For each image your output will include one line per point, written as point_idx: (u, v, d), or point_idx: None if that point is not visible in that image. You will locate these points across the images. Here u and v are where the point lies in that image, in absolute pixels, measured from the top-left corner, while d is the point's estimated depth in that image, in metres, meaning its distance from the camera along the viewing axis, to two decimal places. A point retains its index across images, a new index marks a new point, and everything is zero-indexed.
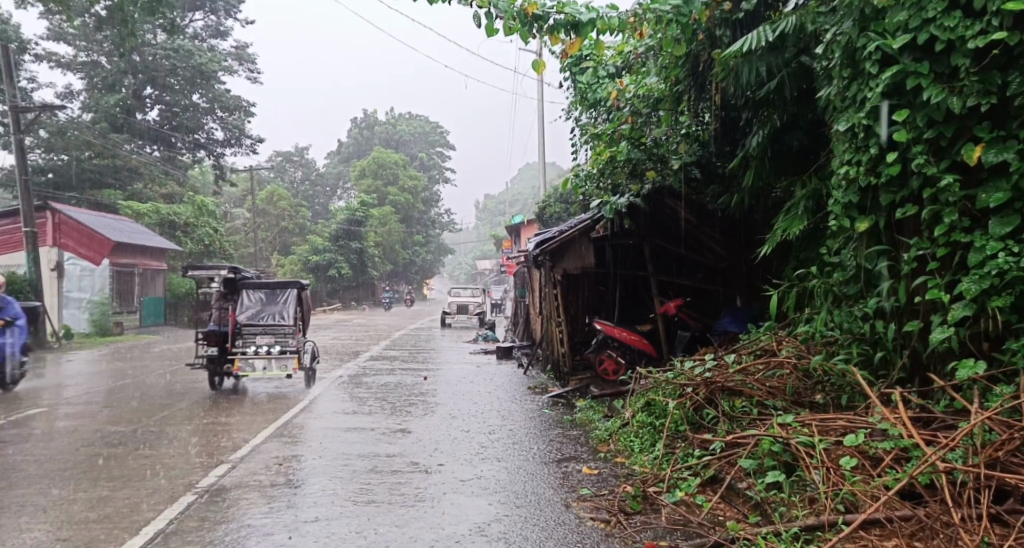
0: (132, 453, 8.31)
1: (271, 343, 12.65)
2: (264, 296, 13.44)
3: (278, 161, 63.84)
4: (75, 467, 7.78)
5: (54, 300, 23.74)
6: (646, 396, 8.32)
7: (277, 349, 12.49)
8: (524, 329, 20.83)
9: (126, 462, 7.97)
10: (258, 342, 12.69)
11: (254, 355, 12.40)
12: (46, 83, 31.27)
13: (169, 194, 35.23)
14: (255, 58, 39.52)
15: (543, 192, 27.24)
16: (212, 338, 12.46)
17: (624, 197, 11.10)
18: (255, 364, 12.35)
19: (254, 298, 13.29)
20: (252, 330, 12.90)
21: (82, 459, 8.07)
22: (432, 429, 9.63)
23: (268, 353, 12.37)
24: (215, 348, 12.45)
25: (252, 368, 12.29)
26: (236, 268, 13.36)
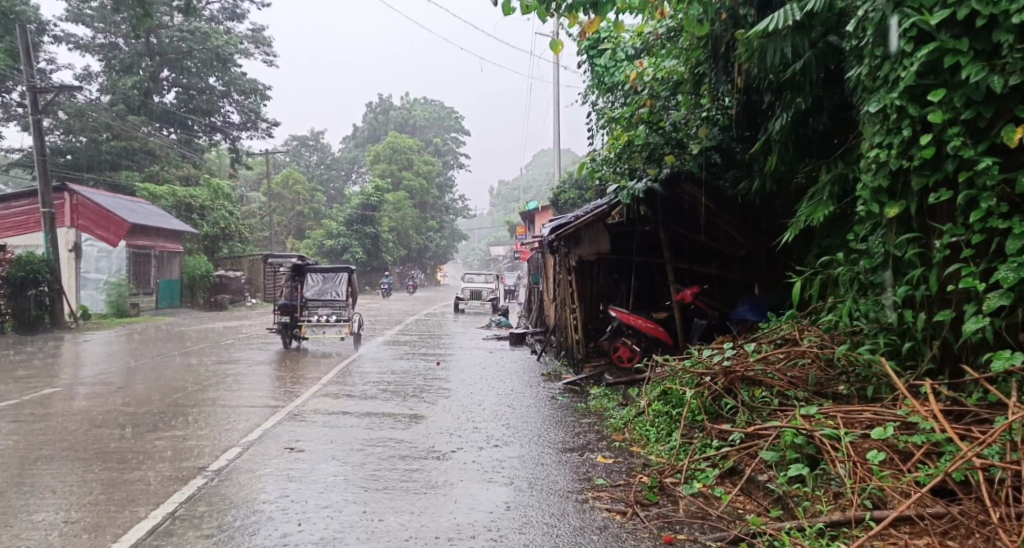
0: (143, 435, 8.21)
1: (330, 313, 16.38)
2: (322, 277, 17.13)
3: (294, 145, 63.78)
4: (86, 448, 7.69)
5: (71, 282, 23.78)
6: (662, 385, 8.13)
7: (335, 317, 16.14)
8: (537, 316, 20.68)
9: (137, 443, 7.85)
10: (321, 313, 16.41)
11: (319, 322, 15.99)
12: (64, 64, 31.22)
13: (185, 176, 35.00)
14: (271, 41, 39.39)
15: (558, 178, 27.02)
16: (286, 309, 15.85)
17: (641, 181, 10.89)
18: (320, 330, 15.94)
19: (315, 279, 17.01)
20: (315, 303, 16.64)
21: (94, 440, 7.98)
22: (443, 415, 9.49)
23: (330, 321, 15.99)
24: (287, 317, 15.89)
25: (318, 333, 15.87)
26: (301, 255, 16.92)
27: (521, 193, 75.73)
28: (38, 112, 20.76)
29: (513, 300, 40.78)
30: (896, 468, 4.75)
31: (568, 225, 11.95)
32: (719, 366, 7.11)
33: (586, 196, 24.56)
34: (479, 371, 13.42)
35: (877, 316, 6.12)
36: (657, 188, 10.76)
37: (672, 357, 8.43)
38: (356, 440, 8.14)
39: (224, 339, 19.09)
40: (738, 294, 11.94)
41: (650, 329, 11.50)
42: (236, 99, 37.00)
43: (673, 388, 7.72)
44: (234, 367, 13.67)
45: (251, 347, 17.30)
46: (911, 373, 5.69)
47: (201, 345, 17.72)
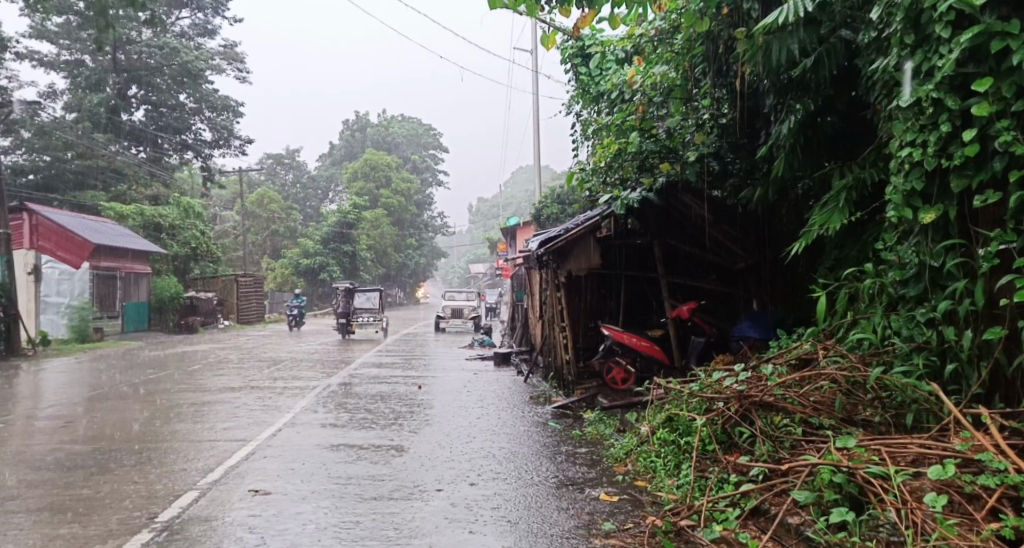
0: (96, 479, 7.49)
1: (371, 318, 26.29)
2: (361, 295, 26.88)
3: (269, 164, 62.97)
4: (29, 496, 6.97)
5: (30, 306, 22.73)
6: (665, 410, 7.50)
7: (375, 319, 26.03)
8: (521, 335, 20.01)
9: (85, 488, 7.09)
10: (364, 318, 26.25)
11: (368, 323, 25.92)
12: (28, 81, 30.30)
13: (155, 196, 33.61)
14: (243, 57, 38.66)
15: (540, 193, 26.44)
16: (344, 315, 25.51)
17: (636, 192, 10.25)
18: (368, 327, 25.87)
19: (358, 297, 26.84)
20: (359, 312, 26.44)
21: (41, 486, 7.26)
22: (429, 445, 8.82)
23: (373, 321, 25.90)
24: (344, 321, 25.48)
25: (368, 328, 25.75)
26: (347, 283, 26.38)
27: (500, 210, 75.20)
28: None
29: (495, 317, 40.08)
30: (964, 516, 4.12)
31: (556, 240, 11.30)
32: (730, 390, 6.49)
33: (569, 210, 23.98)
34: (462, 395, 12.72)
35: (911, 334, 5.50)
36: (652, 198, 10.13)
37: (676, 380, 7.81)
38: (334, 478, 7.42)
39: (194, 364, 18.34)
40: (737, 311, 11.44)
41: (646, 348, 10.92)
42: (208, 115, 36.44)
43: (680, 413, 7.08)
44: (201, 395, 12.93)
45: (221, 372, 16.53)
46: (956, 399, 5.09)
47: (169, 371, 16.95)
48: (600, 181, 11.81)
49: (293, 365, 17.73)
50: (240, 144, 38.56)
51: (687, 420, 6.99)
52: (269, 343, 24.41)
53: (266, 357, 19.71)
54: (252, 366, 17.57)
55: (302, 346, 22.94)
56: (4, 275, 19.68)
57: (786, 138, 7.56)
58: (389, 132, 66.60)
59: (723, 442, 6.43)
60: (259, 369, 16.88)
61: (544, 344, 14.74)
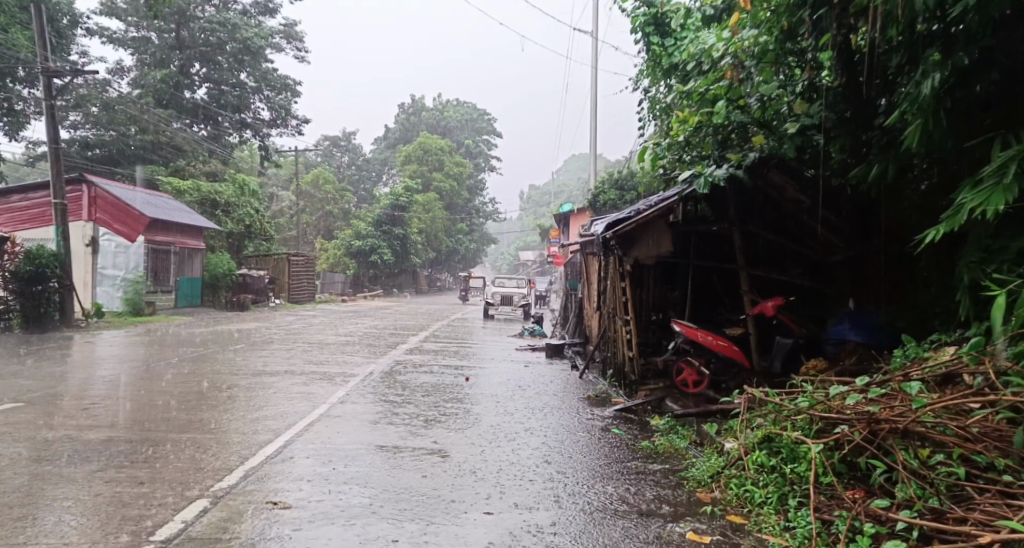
0: (113, 478, 6.45)
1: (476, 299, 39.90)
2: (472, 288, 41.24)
3: (325, 145, 62.44)
4: (35, 500, 5.93)
5: (86, 277, 22.61)
6: (761, 427, 6.17)
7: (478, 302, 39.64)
8: (575, 326, 18.67)
9: (96, 495, 6.05)
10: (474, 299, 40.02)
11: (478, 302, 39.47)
12: (98, 57, 29.82)
13: (212, 172, 32.82)
14: (303, 36, 37.81)
15: (599, 179, 25.02)
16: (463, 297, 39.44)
17: (722, 168, 8.86)
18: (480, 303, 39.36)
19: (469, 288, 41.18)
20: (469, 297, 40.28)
21: (47, 488, 6.19)
22: (474, 453, 7.64)
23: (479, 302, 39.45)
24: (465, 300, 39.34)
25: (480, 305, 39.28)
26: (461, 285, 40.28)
27: (551, 198, 73.70)
28: (55, 97, 19.17)
29: (544, 307, 38.69)
30: None
31: (626, 222, 9.96)
32: (856, 409, 5.22)
33: (631, 197, 22.51)
34: (511, 391, 11.45)
35: None
36: (740, 175, 8.77)
37: (775, 392, 6.48)
38: (378, 486, 6.42)
39: (238, 343, 17.46)
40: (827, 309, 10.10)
41: (723, 348, 9.58)
42: (267, 94, 35.88)
43: (784, 432, 5.76)
44: (239, 379, 11.88)
45: (266, 353, 15.57)
46: None
47: (213, 350, 16.01)
48: (677, 158, 10.58)
49: (339, 350, 16.67)
50: (297, 123, 37.91)
51: (794, 441, 5.68)
52: (318, 325, 23.50)
53: (313, 340, 18.68)
54: (298, 349, 16.56)
55: (349, 329, 22.01)
56: (57, 246, 18.99)
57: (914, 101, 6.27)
58: (445, 116, 65.53)
59: (842, 475, 5.16)
60: (304, 353, 15.84)
61: (602, 338, 13.42)
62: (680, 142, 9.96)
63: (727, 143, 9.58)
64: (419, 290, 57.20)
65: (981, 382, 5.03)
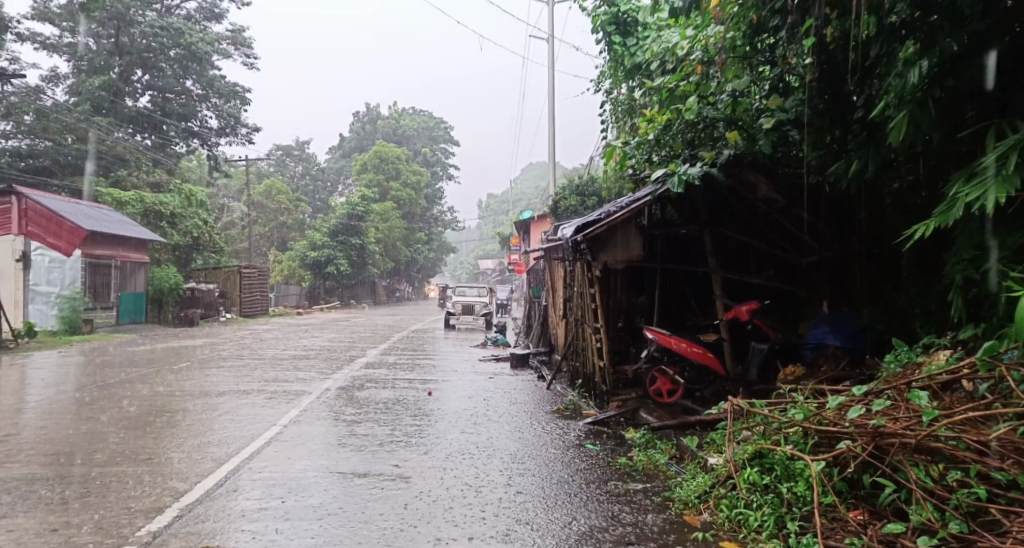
0: (28, 525, 5.85)
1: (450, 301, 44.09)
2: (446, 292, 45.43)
3: (278, 155, 61.34)
4: None
5: (17, 296, 21.49)
6: (752, 442, 5.76)
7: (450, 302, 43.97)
8: (539, 335, 18.21)
9: None
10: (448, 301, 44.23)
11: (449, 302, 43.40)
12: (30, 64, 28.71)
13: (157, 182, 31.80)
14: (251, 42, 36.94)
15: (557, 184, 24.64)
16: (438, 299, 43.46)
17: (696, 166, 8.40)
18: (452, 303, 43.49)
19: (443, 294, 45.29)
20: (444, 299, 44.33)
21: None
22: (439, 478, 7.12)
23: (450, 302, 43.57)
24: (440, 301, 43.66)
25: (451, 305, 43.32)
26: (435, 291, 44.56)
27: (511, 205, 73.30)
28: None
29: (505, 315, 38.16)
30: None
31: (595, 226, 9.53)
32: (857, 423, 4.91)
33: (591, 201, 22.15)
34: (475, 406, 10.95)
35: None
36: (715, 173, 8.32)
37: (762, 403, 6.06)
38: (341, 522, 5.98)
39: (184, 361, 16.68)
40: (803, 312, 9.76)
41: (698, 355, 9.18)
42: (214, 102, 34.99)
43: (776, 447, 5.38)
44: (184, 400, 11.20)
45: (214, 371, 14.87)
46: None
47: (157, 369, 15.27)
48: (646, 159, 10.19)
49: (292, 365, 16.02)
50: (247, 132, 37.04)
51: (789, 457, 5.29)
52: (273, 339, 22.71)
53: (263, 355, 17.99)
54: (249, 366, 15.86)
55: (304, 343, 21.29)
56: None
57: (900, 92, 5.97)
58: (400, 123, 64.82)
59: (844, 494, 4.83)
60: (254, 369, 15.17)
61: (569, 346, 12.97)
62: (650, 141, 9.54)
63: (696, 142, 9.21)
64: (377, 301, 56.36)
65: (987, 390, 4.78)
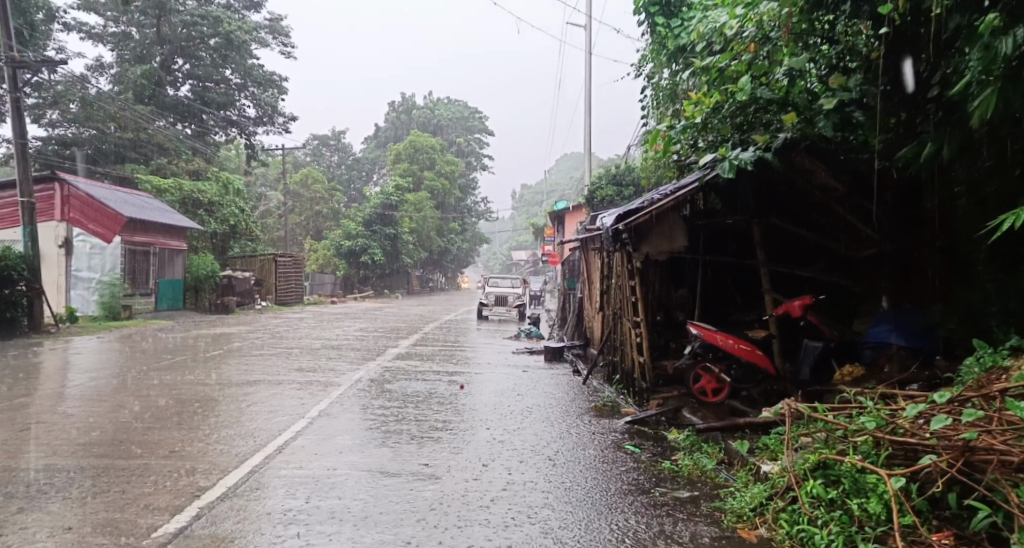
0: (41, 525, 5.51)
1: None
2: None
3: (314, 145, 61.31)
4: None
5: (59, 279, 21.59)
6: (813, 452, 5.24)
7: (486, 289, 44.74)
8: (574, 328, 17.72)
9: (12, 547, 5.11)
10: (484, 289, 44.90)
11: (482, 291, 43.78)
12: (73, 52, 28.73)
13: (195, 170, 31.72)
14: (289, 31, 36.74)
15: (595, 174, 24.06)
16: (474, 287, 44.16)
17: (749, 151, 7.83)
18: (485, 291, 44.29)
19: None
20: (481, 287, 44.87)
21: None
22: (470, 479, 6.68)
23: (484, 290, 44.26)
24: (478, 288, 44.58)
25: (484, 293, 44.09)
26: None
27: (544, 196, 72.71)
28: (21, 88, 18.10)
29: (538, 307, 37.71)
30: None
31: (636, 215, 8.99)
32: (942, 437, 4.58)
33: (629, 192, 21.56)
34: (509, 401, 10.51)
35: None
36: (770, 158, 7.74)
37: (824, 409, 5.52)
38: (373, 527, 5.55)
39: (218, 349, 16.41)
40: (859, 308, 9.17)
41: (745, 352, 8.63)
42: (252, 91, 34.88)
43: (843, 459, 4.94)
44: (214, 390, 10.89)
45: (247, 360, 14.58)
46: None
47: (191, 357, 15.02)
48: (691, 144, 9.64)
49: (325, 355, 15.70)
50: (284, 121, 36.91)
51: (859, 469, 4.82)
52: (307, 328, 22.48)
53: (297, 344, 17.71)
54: (282, 355, 15.56)
55: (338, 332, 20.99)
56: (27, 248, 17.94)
57: (989, 67, 5.53)
58: (436, 114, 64.47)
59: (924, 514, 4.46)
60: (288, 359, 14.86)
61: (606, 341, 12.46)
62: (696, 126, 8.98)
63: (747, 126, 8.65)
64: (410, 290, 56.18)
65: None
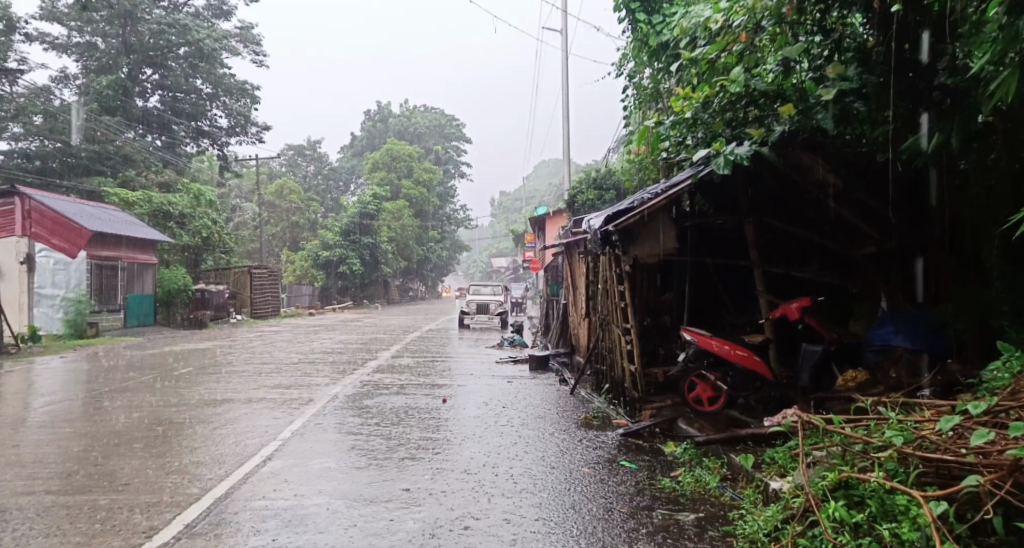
0: None
1: None
2: None
3: (289, 155, 60.48)
4: None
5: (21, 298, 20.66)
6: (830, 468, 4.86)
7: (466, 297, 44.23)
8: (559, 335, 17.22)
9: None
10: None
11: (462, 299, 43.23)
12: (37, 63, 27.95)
13: (166, 182, 30.98)
14: (260, 39, 36.08)
15: (575, 178, 23.60)
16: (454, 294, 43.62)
17: (744, 145, 7.41)
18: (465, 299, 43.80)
19: None
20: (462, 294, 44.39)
21: None
22: (455, 506, 6.20)
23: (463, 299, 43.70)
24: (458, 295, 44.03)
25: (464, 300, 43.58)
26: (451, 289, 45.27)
27: (523, 202, 72.32)
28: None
29: (520, 314, 37.16)
30: None
31: (626, 216, 8.52)
32: (982, 454, 4.27)
33: (610, 195, 21.13)
34: (494, 414, 10.03)
35: None
36: (766, 152, 7.34)
37: (838, 421, 5.12)
38: None
39: (190, 367, 15.78)
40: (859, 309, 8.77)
41: (742, 358, 8.16)
42: (224, 101, 34.21)
43: (868, 477, 4.57)
44: (182, 411, 10.31)
45: (219, 377, 13.97)
46: None
47: (159, 376, 14.36)
48: (680, 141, 9.20)
49: (300, 370, 15.09)
50: (257, 130, 36.23)
51: (886, 489, 4.47)
52: (282, 342, 21.82)
53: (273, 359, 17.10)
54: (257, 371, 14.96)
55: (315, 345, 20.36)
56: None
57: (1010, 45, 5.06)
58: (412, 121, 63.89)
59: (964, 540, 4.15)
60: (262, 375, 14.24)
61: (593, 349, 11.97)
62: (686, 121, 8.55)
63: (737, 122, 8.28)
64: (389, 300, 55.46)
65: None
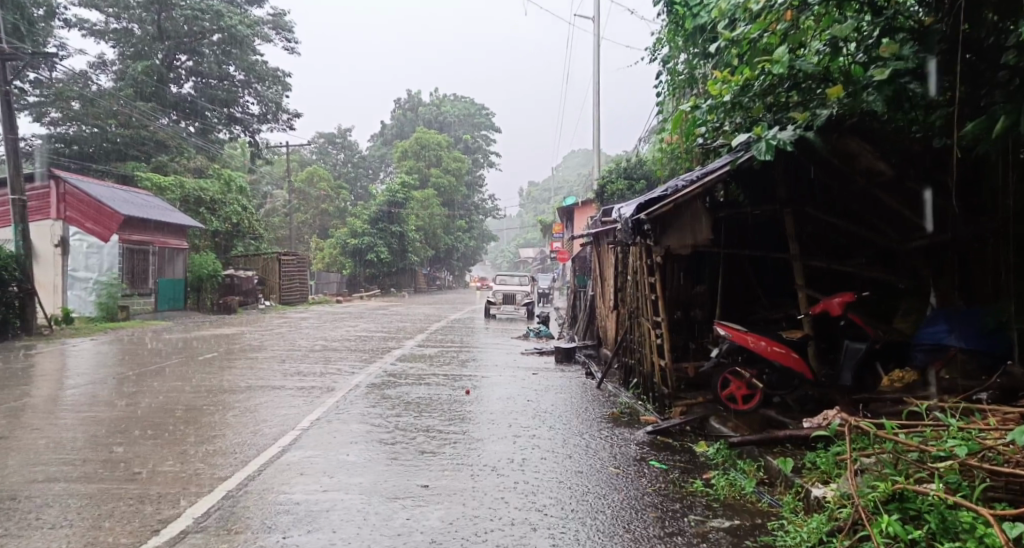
0: None
1: None
2: None
3: (320, 142, 60.38)
4: None
5: (55, 280, 20.77)
6: (884, 479, 4.52)
7: None
8: (585, 328, 16.85)
9: None
10: None
11: None
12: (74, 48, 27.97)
13: (197, 168, 30.93)
14: (292, 26, 35.91)
15: (605, 169, 23.16)
16: None
17: (787, 129, 6.97)
18: None
19: None
20: None
21: None
22: (476, 504, 5.89)
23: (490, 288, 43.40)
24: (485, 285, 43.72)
25: None
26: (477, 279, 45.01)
27: (552, 192, 71.87)
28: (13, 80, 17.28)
29: (547, 305, 36.81)
30: None
31: (659, 204, 8.13)
32: None
33: (640, 185, 20.67)
34: (518, 407, 9.72)
35: None
36: (811, 138, 6.90)
37: (891, 427, 4.74)
38: None
39: (216, 352, 15.59)
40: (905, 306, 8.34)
41: (779, 355, 7.76)
42: (256, 88, 34.08)
43: (929, 490, 4.26)
44: (205, 397, 10.09)
45: (245, 364, 13.75)
46: None
47: (185, 361, 14.19)
48: (718, 126, 8.77)
49: (326, 357, 14.85)
50: (288, 117, 36.10)
51: (947, 505, 4.15)
52: (310, 329, 21.65)
53: (299, 346, 16.88)
54: (283, 358, 14.74)
55: (341, 333, 20.14)
56: (20, 248, 17.17)
57: None
58: (442, 110, 63.55)
59: None
60: (287, 363, 14.04)
61: (621, 342, 11.58)
62: (725, 104, 8.01)
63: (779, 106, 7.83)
64: (417, 289, 55.36)
65: None
